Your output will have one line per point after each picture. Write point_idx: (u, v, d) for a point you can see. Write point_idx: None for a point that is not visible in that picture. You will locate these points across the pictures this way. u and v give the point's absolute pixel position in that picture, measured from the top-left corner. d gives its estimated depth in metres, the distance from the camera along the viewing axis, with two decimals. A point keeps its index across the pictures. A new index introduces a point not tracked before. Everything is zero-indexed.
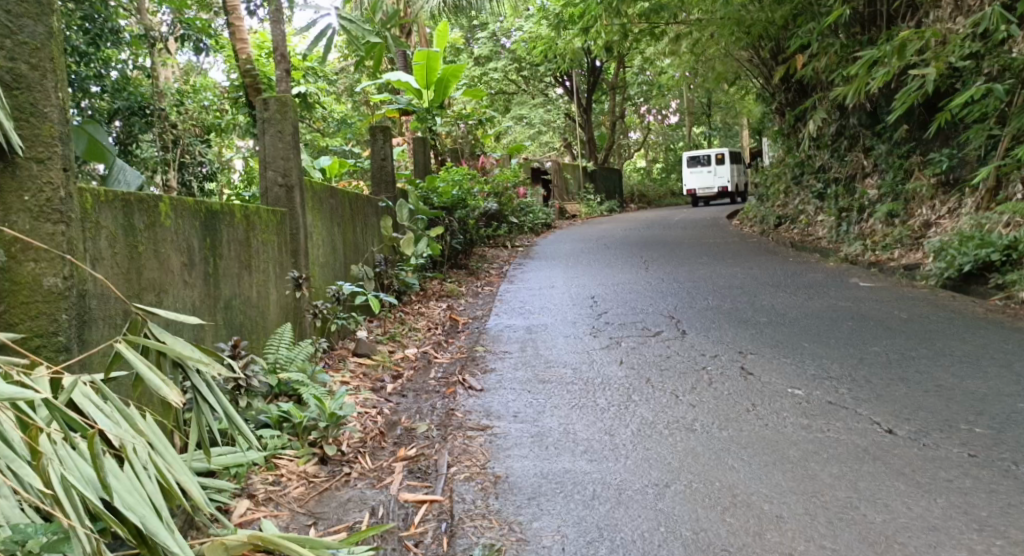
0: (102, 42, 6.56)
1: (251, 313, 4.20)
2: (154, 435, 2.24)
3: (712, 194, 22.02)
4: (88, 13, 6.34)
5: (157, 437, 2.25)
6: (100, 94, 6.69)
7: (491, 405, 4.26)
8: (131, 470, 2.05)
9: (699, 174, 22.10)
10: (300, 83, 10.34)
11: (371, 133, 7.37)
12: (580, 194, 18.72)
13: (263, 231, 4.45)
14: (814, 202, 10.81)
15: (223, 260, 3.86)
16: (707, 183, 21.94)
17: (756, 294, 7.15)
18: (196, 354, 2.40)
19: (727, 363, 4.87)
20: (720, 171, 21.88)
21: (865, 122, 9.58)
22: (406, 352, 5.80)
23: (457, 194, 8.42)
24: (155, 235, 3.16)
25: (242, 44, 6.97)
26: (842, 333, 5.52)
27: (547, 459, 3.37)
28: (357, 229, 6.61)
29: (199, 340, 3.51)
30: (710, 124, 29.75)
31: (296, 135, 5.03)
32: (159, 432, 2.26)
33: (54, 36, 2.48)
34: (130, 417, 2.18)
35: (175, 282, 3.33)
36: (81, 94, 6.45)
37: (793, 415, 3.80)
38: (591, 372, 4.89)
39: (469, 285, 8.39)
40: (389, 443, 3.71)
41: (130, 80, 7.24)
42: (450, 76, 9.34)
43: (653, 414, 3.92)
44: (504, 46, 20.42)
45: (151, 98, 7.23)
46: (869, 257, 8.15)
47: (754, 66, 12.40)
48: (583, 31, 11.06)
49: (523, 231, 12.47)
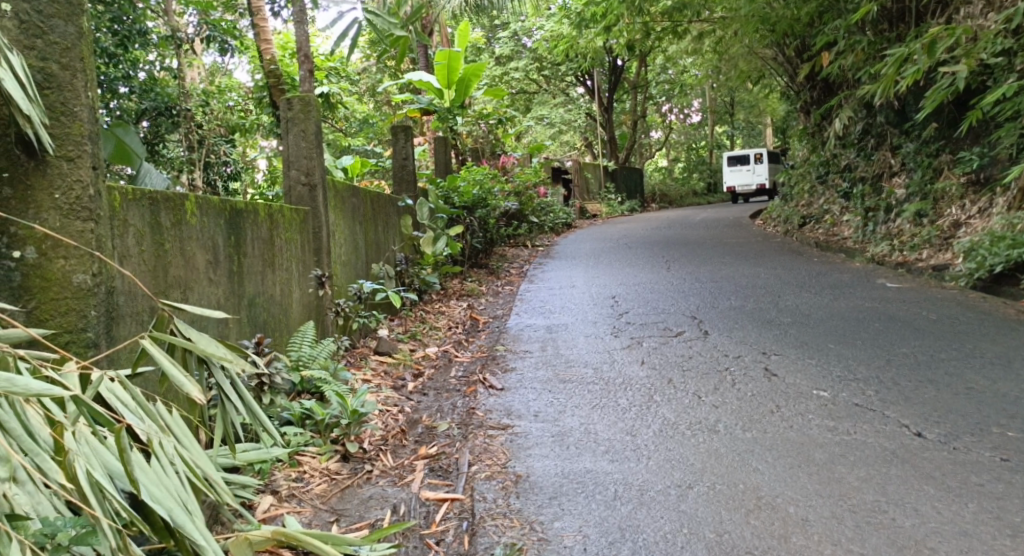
0: (130, 44, 6.83)
1: (275, 310, 4.23)
2: (179, 428, 2.25)
3: (752, 192, 22.47)
4: (117, 15, 6.59)
5: (182, 430, 2.26)
6: (128, 95, 6.83)
7: (512, 405, 4.26)
8: (157, 465, 2.06)
9: (739, 173, 22.63)
10: (323, 83, 10.39)
11: (393, 132, 7.40)
12: (601, 194, 18.68)
13: (286, 229, 4.49)
14: (839, 202, 10.72)
15: (247, 258, 3.89)
16: (747, 181, 22.38)
17: (780, 294, 7.10)
18: (221, 351, 2.38)
19: (750, 364, 4.84)
20: (759, 170, 22.33)
21: (892, 121, 9.49)
22: (427, 350, 5.82)
23: (478, 193, 8.45)
24: (180, 233, 3.19)
25: (266, 44, 7.03)
26: (868, 334, 5.47)
27: (568, 459, 3.37)
28: (379, 228, 6.63)
29: (224, 337, 3.54)
30: (733, 122, 29.56)
31: (319, 134, 5.06)
32: (184, 425, 2.27)
33: (84, 36, 2.51)
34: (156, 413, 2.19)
35: (201, 280, 3.36)
36: (110, 95, 6.64)
37: (819, 417, 3.77)
38: (612, 372, 4.87)
39: (489, 285, 8.40)
40: (410, 442, 3.72)
41: (157, 80, 7.33)
42: (471, 75, 9.34)
43: (674, 414, 3.91)
44: (525, 45, 20.43)
45: (177, 99, 7.31)
46: (896, 257, 8.07)
47: (778, 64, 12.31)
48: (605, 30, 11.04)
49: (544, 231, 12.46)
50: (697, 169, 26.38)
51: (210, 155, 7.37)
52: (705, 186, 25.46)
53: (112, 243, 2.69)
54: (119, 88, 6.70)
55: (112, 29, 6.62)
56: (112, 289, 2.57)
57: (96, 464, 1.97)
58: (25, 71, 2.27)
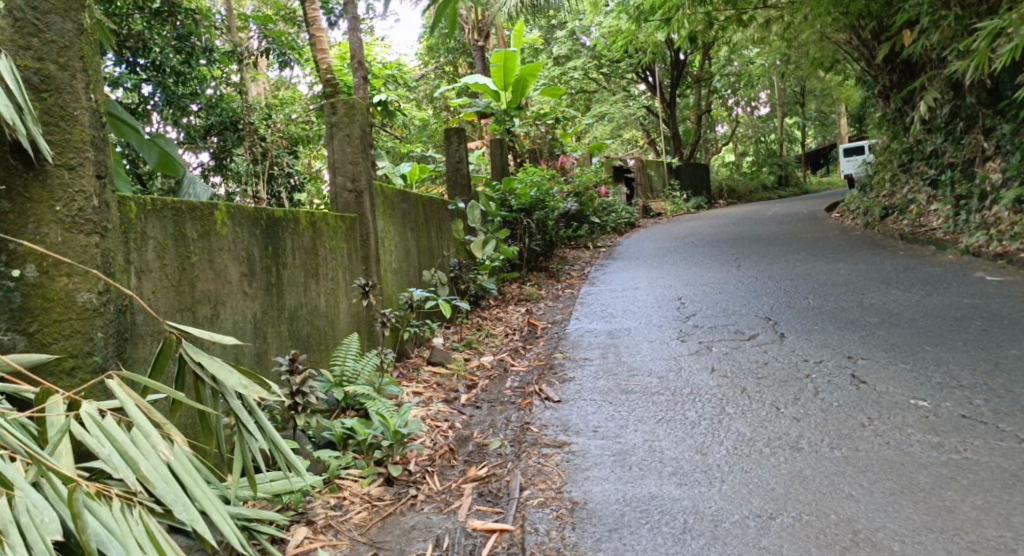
0: (194, 61, 6.77)
1: (320, 322, 4.03)
2: (179, 467, 2.08)
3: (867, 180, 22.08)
4: (181, 33, 6.61)
5: (185, 467, 2.10)
6: (197, 111, 6.91)
7: (570, 419, 3.98)
8: (111, 532, 1.90)
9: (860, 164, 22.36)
10: (380, 91, 10.27)
11: (447, 134, 7.17)
12: (665, 192, 18.20)
13: (332, 237, 4.30)
14: (924, 190, 10.05)
15: (287, 270, 3.70)
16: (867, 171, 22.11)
17: (865, 291, 6.64)
18: (239, 381, 2.12)
19: (834, 371, 4.44)
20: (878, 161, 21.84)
21: (985, 102, 9.05)
22: (482, 359, 5.59)
23: (535, 195, 8.13)
24: (209, 244, 3.00)
25: (323, 54, 6.94)
26: (970, 334, 5.02)
27: (631, 482, 3.06)
28: (431, 233, 6.43)
29: (260, 355, 3.35)
30: (805, 112, 28.48)
31: (365, 138, 4.86)
32: (187, 461, 2.11)
33: (85, 34, 2.38)
34: (142, 455, 2.00)
35: (234, 293, 3.16)
36: (178, 113, 6.71)
37: (919, 431, 3.38)
38: (679, 381, 4.54)
39: (549, 288, 8.13)
40: (460, 462, 3.46)
41: (223, 96, 7.35)
42: (527, 75, 9.14)
43: (750, 429, 3.58)
44: (584, 44, 20.13)
45: (242, 112, 7.31)
46: (995, 248, 7.55)
47: (853, 48, 11.76)
48: (666, 23, 10.69)
49: (606, 231, 12.11)
50: (765, 162, 24.72)
51: (273, 167, 7.35)
52: (778, 178, 24.48)
53: (127, 257, 2.53)
54: (189, 106, 6.80)
55: (176, 47, 6.61)
56: (123, 307, 2.44)
57: (38, 535, 1.82)
58: (9, 75, 2.15)
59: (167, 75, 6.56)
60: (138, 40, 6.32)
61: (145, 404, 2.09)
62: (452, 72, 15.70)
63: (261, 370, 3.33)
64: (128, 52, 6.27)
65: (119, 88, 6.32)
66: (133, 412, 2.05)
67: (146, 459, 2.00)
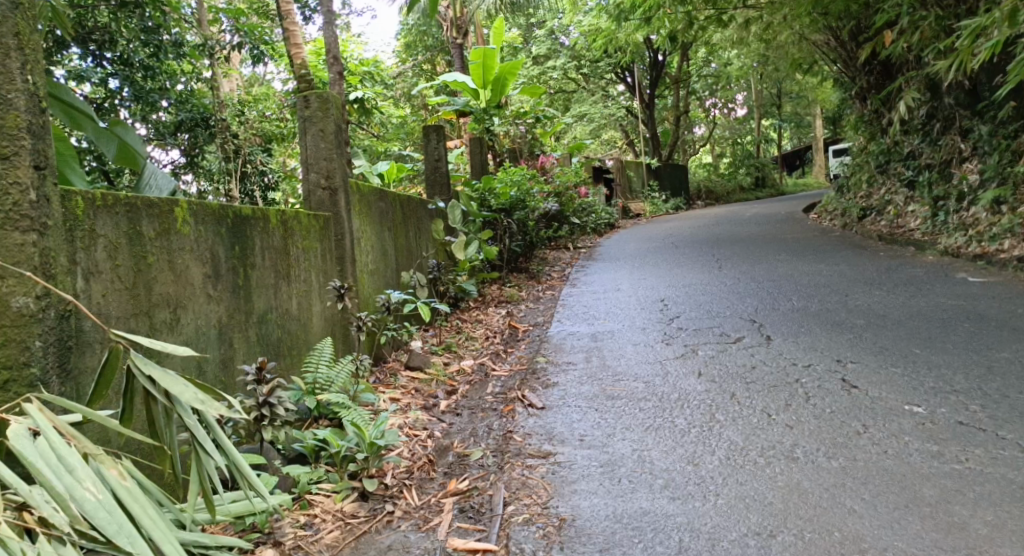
0: (164, 56, 6.51)
1: (291, 327, 3.83)
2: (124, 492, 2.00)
3: None
4: (149, 25, 6.29)
5: (132, 494, 2.02)
6: (168, 107, 6.67)
7: (554, 427, 3.81)
8: None
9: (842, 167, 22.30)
10: (358, 88, 10.04)
11: (425, 132, 6.98)
12: (644, 192, 18.09)
13: (305, 237, 4.09)
14: (902, 191, 9.99)
15: (256, 271, 3.48)
16: None
17: (848, 292, 6.52)
18: (196, 395, 1.90)
19: (824, 375, 4.30)
20: None
21: (963, 102, 8.93)
22: (462, 363, 5.39)
23: (516, 194, 7.95)
24: (169, 244, 2.79)
25: (297, 49, 6.72)
26: (959, 336, 4.90)
27: (621, 496, 2.90)
28: (409, 233, 6.23)
29: (225, 361, 3.13)
30: (781, 114, 28.48)
31: (339, 133, 4.66)
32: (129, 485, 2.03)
33: (21, 9, 2.21)
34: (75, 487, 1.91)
35: (196, 296, 2.95)
36: (150, 108, 6.48)
37: (918, 439, 3.24)
38: (666, 386, 4.38)
39: (529, 290, 7.97)
40: (439, 474, 3.27)
41: (194, 93, 7.13)
42: (506, 73, 8.96)
43: (742, 437, 3.44)
44: (563, 44, 20.01)
45: (214, 108, 7.09)
46: (975, 248, 7.48)
47: (831, 49, 11.71)
48: (645, 22, 10.57)
49: (587, 232, 11.97)
50: (742, 164, 24.51)
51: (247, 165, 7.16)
52: (755, 180, 24.34)
53: (68, 258, 2.33)
54: (159, 101, 6.56)
55: (144, 40, 6.31)
56: (65, 313, 2.26)
57: None
58: None
59: (135, 70, 6.33)
60: (104, 32, 6.03)
61: (69, 430, 1.99)
62: (430, 70, 15.52)
63: (226, 379, 3.11)
64: (93, 45, 6.00)
65: (86, 84, 5.98)
66: (58, 439, 1.94)
67: (82, 489, 1.92)
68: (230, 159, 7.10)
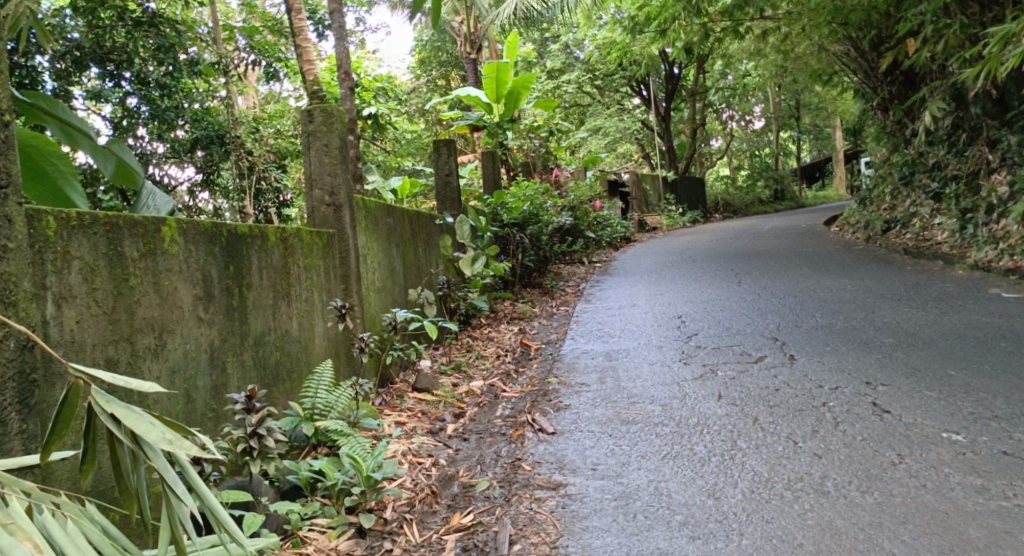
0: (180, 76, 6.46)
1: (292, 348, 3.66)
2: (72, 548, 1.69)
3: None
4: (163, 44, 6.22)
5: (84, 547, 1.72)
6: (182, 126, 6.58)
7: (565, 453, 3.63)
8: None
9: None
10: (371, 103, 9.89)
11: (437, 146, 6.83)
12: (661, 206, 17.88)
13: (306, 255, 3.93)
14: (926, 204, 9.76)
15: (253, 291, 3.32)
16: None
17: (874, 308, 6.31)
18: (164, 433, 1.75)
19: (852, 399, 4.09)
20: None
21: (990, 113, 8.71)
22: (471, 385, 5.20)
23: (528, 209, 7.77)
24: (155, 265, 2.63)
25: (310, 64, 6.61)
26: (994, 356, 4.70)
27: (636, 534, 2.78)
28: (419, 249, 6.09)
29: (218, 387, 2.96)
30: (799, 125, 28.11)
31: (345, 148, 4.51)
32: (82, 538, 1.73)
33: None
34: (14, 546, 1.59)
35: (185, 320, 2.79)
36: (167, 129, 6.42)
37: (959, 472, 3.14)
38: (684, 410, 4.17)
39: (542, 306, 7.79)
40: (442, 507, 3.12)
41: (209, 110, 7.04)
42: (520, 88, 8.82)
43: (766, 467, 3.27)
44: (578, 58, 19.88)
45: (228, 126, 6.99)
46: (1005, 262, 7.26)
47: (851, 60, 11.50)
48: (661, 34, 10.41)
49: (602, 246, 11.77)
50: (760, 176, 24.12)
51: (260, 182, 7.06)
52: (773, 193, 24.02)
53: (35, 283, 2.20)
54: (175, 120, 6.45)
55: (159, 58, 6.25)
56: (30, 343, 2.12)
57: None
58: None
59: (152, 89, 6.27)
60: (122, 52, 6.01)
61: None
62: (444, 86, 15.40)
63: (218, 406, 2.93)
64: (111, 64, 5.96)
65: (107, 102, 6.03)
66: None
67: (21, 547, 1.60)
68: (243, 176, 6.99)
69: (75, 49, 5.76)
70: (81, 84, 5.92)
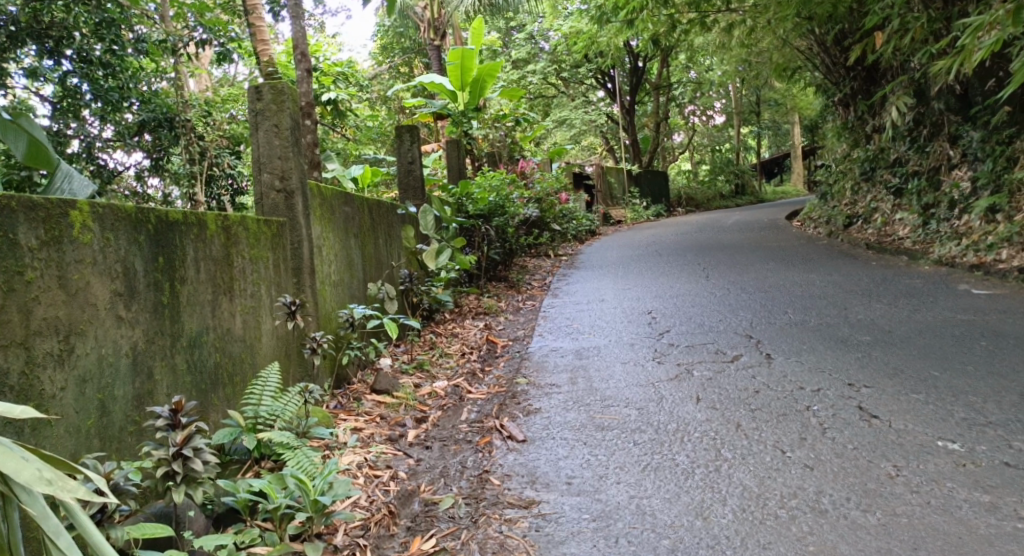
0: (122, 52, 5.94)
1: (234, 349, 3.28)
2: None
3: None
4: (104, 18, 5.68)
5: None
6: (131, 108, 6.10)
7: (537, 465, 3.30)
8: None
9: None
10: (330, 88, 9.47)
11: (397, 132, 6.44)
12: (625, 199, 17.64)
13: (252, 245, 3.54)
14: (888, 199, 9.59)
15: (187, 286, 2.93)
16: None
17: (848, 304, 6.07)
18: (42, 472, 1.46)
19: (838, 402, 3.81)
20: None
21: (953, 108, 8.48)
22: (435, 385, 4.84)
23: (495, 200, 7.42)
24: (59, 255, 2.30)
25: (264, 45, 6.16)
26: (976, 356, 4.47)
27: None
28: (379, 240, 5.70)
29: (142, 398, 2.58)
30: (760, 121, 28.11)
31: (297, 130, 4.13)
32: None
33: None
34: None
35: (99, 320, 2.43)
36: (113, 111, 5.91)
37: (963, 486, 2.88)
38: (662, 414, 3.87)
39: (508, 300, 7.45)
40: (401, 530, 2.81)
41: (159, 93, 6.54)
42: (485, 76, 8.44)
43: (755, 481, 2.98)
44: (543, 49, 19.57)
45: (179, 108, 6.50)
46: (971, 257, 7.08)
47: (815, 55, 11.31)
48: (627, 25, 10.08)
49: (567, 239, 11.47)
50: (722, 171, 23.99)
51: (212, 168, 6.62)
52: (734, 189, 23.91)
53: None
54: (123, 102, 5.97)
55: (98, 33, 5.73)
56: None
57: None
58: None
59: (94, 66, 5.75)
60: (61, 28, 5.49)
61: None
62: (408, 73, 14.99)
63: (140, 418, 2.56)
64: (50, 41, 5.44)
65: (46, 81, 5.52)
66: None
67: None
68: (194, 162, 6.54)
69: (10, 23, 5.24)
70: (18, 61, 5.40)
